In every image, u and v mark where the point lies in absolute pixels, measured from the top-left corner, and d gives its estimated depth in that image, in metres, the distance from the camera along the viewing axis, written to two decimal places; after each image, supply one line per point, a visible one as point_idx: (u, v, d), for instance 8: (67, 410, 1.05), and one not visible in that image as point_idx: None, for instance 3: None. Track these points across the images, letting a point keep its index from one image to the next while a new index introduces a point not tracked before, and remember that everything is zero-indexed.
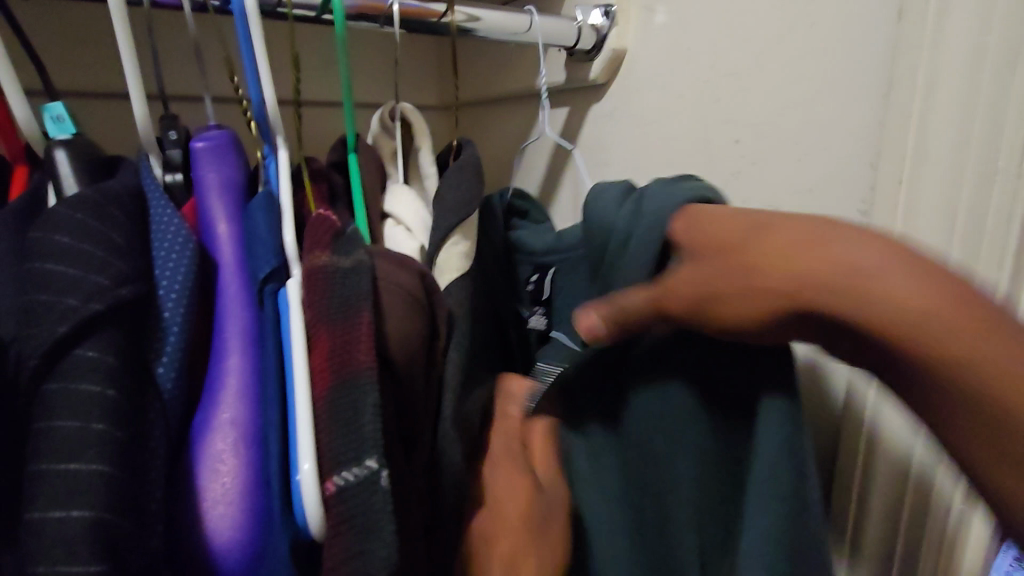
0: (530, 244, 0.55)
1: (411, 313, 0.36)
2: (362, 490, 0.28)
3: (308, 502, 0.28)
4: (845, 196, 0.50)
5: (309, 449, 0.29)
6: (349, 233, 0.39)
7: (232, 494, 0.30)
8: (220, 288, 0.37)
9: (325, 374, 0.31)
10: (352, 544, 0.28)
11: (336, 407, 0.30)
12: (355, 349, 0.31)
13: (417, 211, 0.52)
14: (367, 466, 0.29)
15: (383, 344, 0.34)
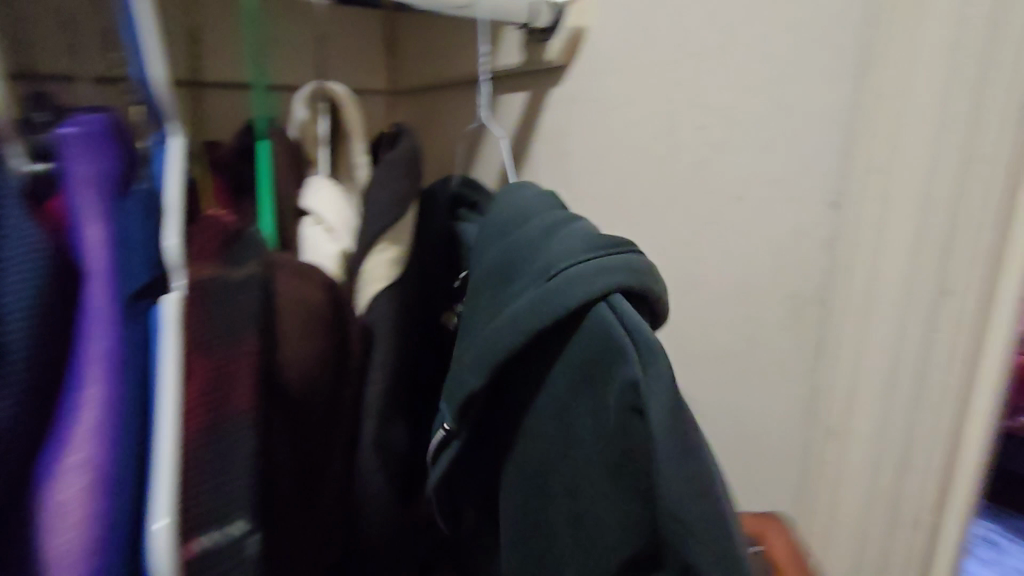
0: (468, 236, 0.49)
1: (312, 333, 0.31)
2: (224, 556, 0.25)
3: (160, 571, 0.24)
4: (813, 187, 0.47)
5: (173, 513, 0.24)
6: (246, 235, 0.34)
7: (78, 546, 0.27)
8: (85, 305, 0.31)
9: (195, 416, 0.26)
10: None
11: (201, 458, 0.25)
12: (232, 389, 0.27)
13: (341, 207, 0.43)
14: (230, 530, 0.25)
15: (271, 372, 0.30)
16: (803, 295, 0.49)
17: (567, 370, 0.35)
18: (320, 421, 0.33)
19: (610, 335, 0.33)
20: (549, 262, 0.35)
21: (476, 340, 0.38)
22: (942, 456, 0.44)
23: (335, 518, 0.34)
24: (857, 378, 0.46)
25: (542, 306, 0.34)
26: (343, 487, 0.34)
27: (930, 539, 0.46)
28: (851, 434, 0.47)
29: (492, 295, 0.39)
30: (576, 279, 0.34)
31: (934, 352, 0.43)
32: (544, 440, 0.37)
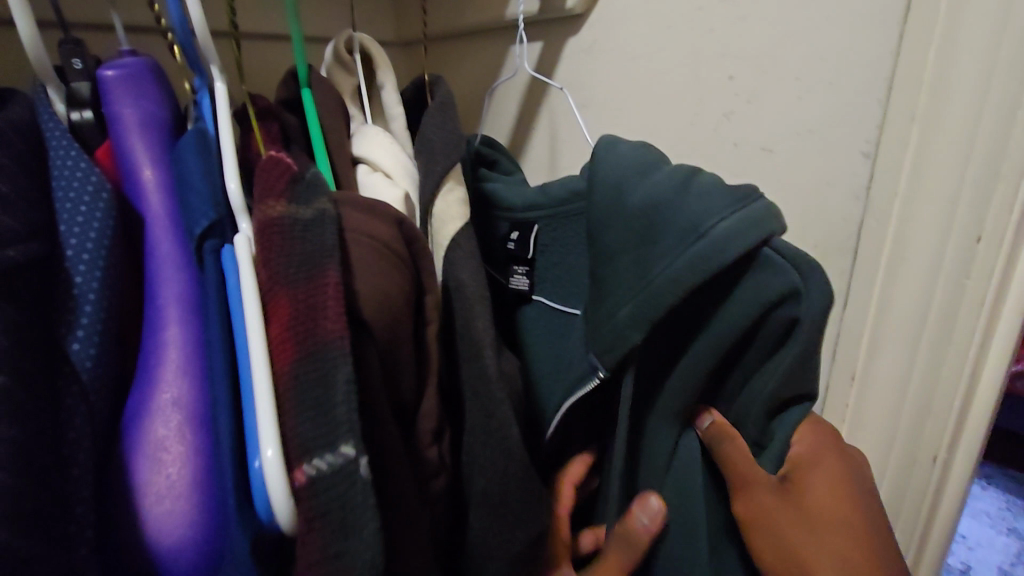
0: (509, 199, 0.49)
1: (386, 267, 0.31)
2: (335, 483, 0.24)
3: (275, 496, 0.23)
4: (846, 137, 0.47)
5: (278, 442, 0.24)
6: (306, 177, 0.33)
7: (180, 490, 0.25)
8: (150, 247, 0.31)
9: (286, 346, 0.26)
10: (330, 544, 0.23)
11: (301, 386, 0.25)
12: (321, 317, 0.26)
13: (395, 154, 0.43)
14: (343, 454, 0.24)
15: (353, 307, 0.29)
16: (830, 248, 0.50)
17: (737, 318, 0.37)
18: (408, 363, 0.32)
19: (784, 275, 0.37)
20: (694, 221, 0.37)
21: (625, 298, 0.40)
22: (960, 393, 0.48)
23: (432, 465, 0.34)
24: (881, 323, 0.49)
25: (704, 261, 0.36)
26: (436, 430, 0.34)
27: (938, 469, 0.51)
28: (872, 375, 0.50)
29: (632, 256, 0.40)
30: (734, 235, 0.36)
31: (962, 297, 0.45)
32: (685, 378, 0.40)
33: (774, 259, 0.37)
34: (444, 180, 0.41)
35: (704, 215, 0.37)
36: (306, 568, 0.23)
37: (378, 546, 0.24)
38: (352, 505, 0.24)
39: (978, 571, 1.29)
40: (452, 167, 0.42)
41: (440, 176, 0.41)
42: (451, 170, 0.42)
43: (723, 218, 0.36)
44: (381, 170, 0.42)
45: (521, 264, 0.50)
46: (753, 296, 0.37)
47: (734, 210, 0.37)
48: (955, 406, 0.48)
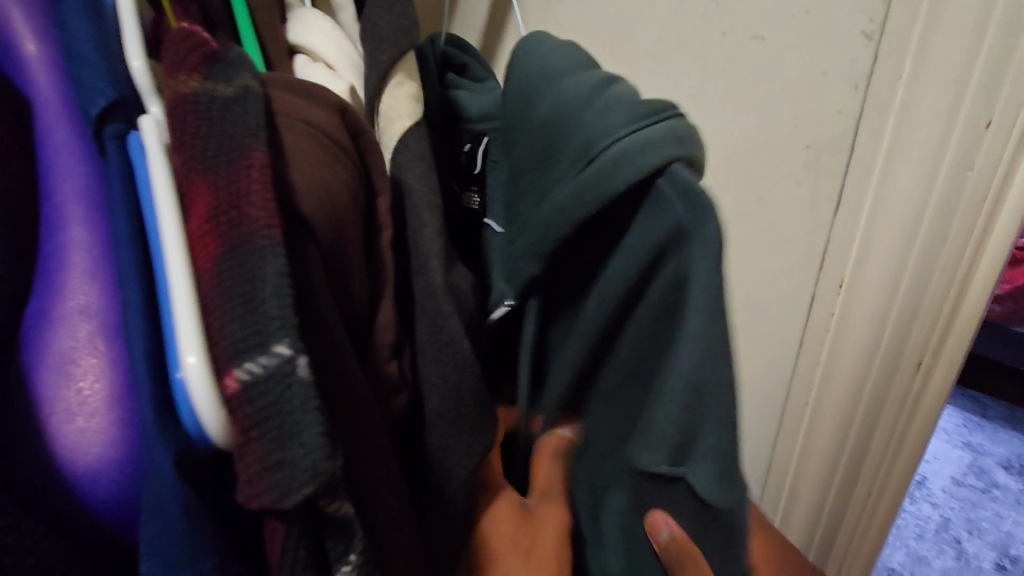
0: (467, 107, 0.45)
1: (326, 159, 0.27)
2: (275, 383, 0.21)
3: (201, 408, 0.20)
4: (847, 16, 0.42)
5: (200, 341, 0.21)
6: (227, 56, 0.27)
7: (94, 404, 0.22)
8: (41, 136, 0.26)
9: (209, 241, 0.22)
10: (270, 454, 0.21)
11: (227, 282, 0.22)
12: (247, 205, 0.22)
13: (338, 41, 0.37)
14: (278, 352, 0.21)
15: (289, 199, 0.25)
16: (822, 146, 0.46)
17: (627, 265, 0.33)
18: (358, 267, 0.28)
19: (666, 213, 0.31)
20: (589, 141, 0.32)
21: (527, 226, 0.36)
22: (953, 293, 0.47)
23: (393, 381, 0.31)
24: (873, 226, 0.46)
25: (589, 189, 0.32)
26: (396, 345, 0.31)
27: (920, 376, 0.51)
28: (859, 283, 0.48)
29: (534, 177, 0.37)
30: (620, 160, 0.31)
31: (960, 192, 0.43)
32: (584, 318, 0.36)
33: (666, 190, 0.31)
34: (393, 72, 0.35)
35: (595, 132, 0.32)
36: (248, 481, 0.21)
37: (323, 451, 0.21)
38: (288, 415, 0.21)
39: (932, 480, 1.42)
40: (401, 58, 0.35)
41: (387, 65, 0.35)
42: (402, 59, 0.36)
43: (617, 137, 0.31)
44: (323, 61, 0.36)
45: (473, 181, 0.45)
46: (638, 235, 0.32)
47: (631, 130, 0.31)
48: (945, 309, 0.48)
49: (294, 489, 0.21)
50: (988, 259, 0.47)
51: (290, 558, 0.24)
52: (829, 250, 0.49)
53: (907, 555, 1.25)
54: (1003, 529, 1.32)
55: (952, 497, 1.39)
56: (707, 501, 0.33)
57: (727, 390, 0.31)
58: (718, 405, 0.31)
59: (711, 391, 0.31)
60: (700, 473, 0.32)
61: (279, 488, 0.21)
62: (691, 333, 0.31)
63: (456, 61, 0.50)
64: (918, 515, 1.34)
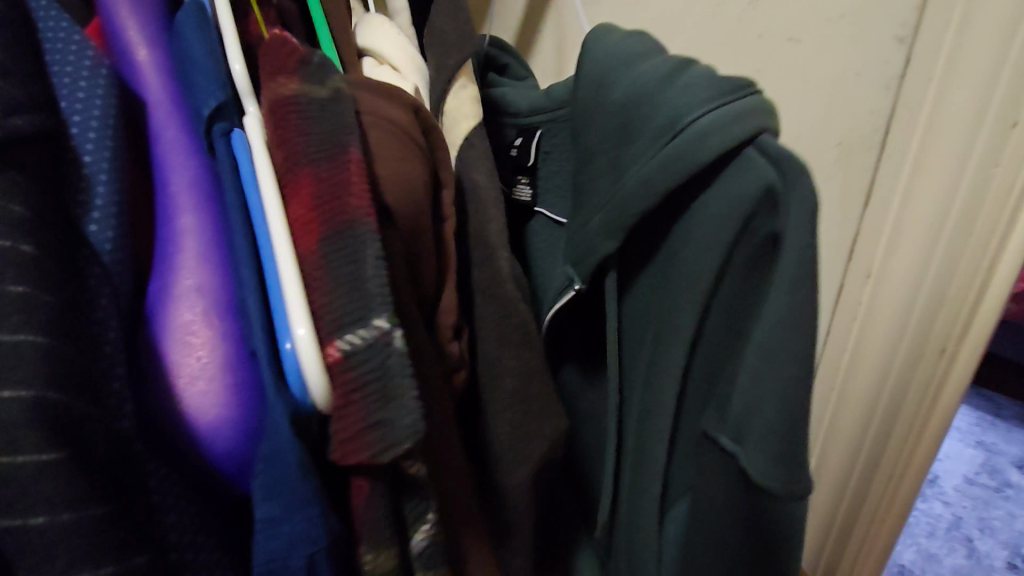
0: (513, 103, 0.47)
1: (405, 153, 0.29)
2: (376, 351, 0.24)
3: (310, 374, 0.23)
4: (878, 24, 0.44)
5: (307, 317, 0.23)
6: (314, 58, 0.30)
7: (211, 371, 0.25)
8: (154, 133, 0.29)
9: (310, 228, 0.25)
10: (373, 414, 0.24)
11: (332, 266, 0.24)
12: (349, 195, 0.25)
13: (401, 43, 0.40)
14: (379, 326, 0.24)
15: (376, 195, 0.28)
16: (856, 143, 0.48)
17: (719, 230, 0.34)
18: (429, 257, 0.31)
19: (756, 174, 0.33)
20: (673, 114, 0.35)
21: (601, 206, 0.39)
22: (977, 282, 0.49)
23: (454, 360, 0.34)
24: (901, 221, 0.48)
25: (678, 160, 0.34)
26: (457, 328, 0.34)
27: (944, 362, 0.53)
28: (886, 274, 0.51)
29: (612, 154, 0.39)
30: (710, 129, 0.33)
31: (987, 185, 0.45)
32: (664, 294, 0.39)
33: (756, 159, 0.33)
34: (457, 76, 0.38)
35: (681, 108, 0.34)
36: (350, 439, 0.24)
37: (419, 413, 0.24)
38: (387, 381, 0.24)
39: (945, 479, 1.44)
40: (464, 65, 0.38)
41: (450, 70, 0.38)
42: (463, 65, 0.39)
43: (700, 111, 0.34)
44: (389, 62, 0.39)
45: (523, 173, 0.48)
46: (722, 208, 0.34)
47: (718, 103, 0.34)
48: (970, 297, 0.49)
49: (395, 445, 0.24)
50: (1011, 252, 0.48)
51: (376, 512, 0.26)
52: (858, 246, 0.51)
53: (917, 553, 1.27)
54: (1015, 529, 1.32)
55: (964, 495, 1.40)
56: (765, 487, 0.35)
57: (790, 360, 0.33)
58: (774, 389, 0.33)
59: (770, 372, 0.33)
60: (755, 454, 0.34)
61: (384, 441, 0.23)
62: (779, 293, 0.33)
63: (497, 61, 0.53)
64: (930, 513, 1.36)
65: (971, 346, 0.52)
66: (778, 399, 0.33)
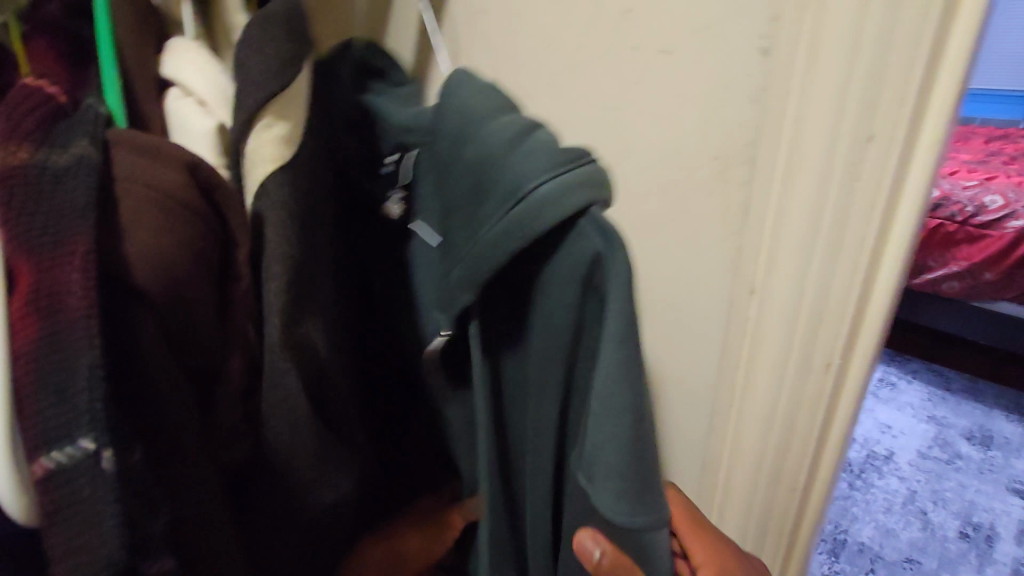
0: (389, 115, 0.41)
1: (171, 226, 0.24)
2: (73, 476, 0.22)
3: (3, 492, 0.22)
4: (742, 32, 0.43)
5: (9, 431, 0.22)
6: (77, 112, 0.27)
7: None
8: None
9: (23, 323, 0.23)
10: (70, 540, 0.22)
11: (43, 371, 0.22)
12: (65, 292, 0.23)
13: (210, 76, 0.33)
14: (81, 449, 0.22)
15: (125, 284, 0.24)
16: (731, 157, 0.46)
17: (562, 296, 0.33)
18: (206, 333, 0.27)
19: (585, 245, 0.31)
20: (512, 184, 0.32)
21: (461, 254, 0.35)
22: (854, 294, 0.46)
23: (234, 435, 0.29)
24: (777, 236, 0.46)
25: (518, 231, 0.32)
26: (249, 391, 0.30)
27: (833, 376, 0.50)
28: (768, 294, 0.48)
29: (464, 210, 0.35)
30: (546, 204, 0.31)
31: (853, 201, 0.43)
32: (535, 354, 0.36)
33: (590, 234, 0.31)
34: (256, 116, 0.28)
35: (518, 179, 0.32)
36: (55, 556, 0.22)
37: (122, 541, 0.23)
38: (87, 503, 0.23)
39: (899, 455, 1.73)
40: (273, 100, 0.29)
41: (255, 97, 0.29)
42: (268, 103, 0.29)
43: (533, 184, 0.31)
44: (195, 96, 0.33)
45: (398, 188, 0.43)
46: (567, 277, 0.32)
47: (553, 175, 0.31)
48: (845, 322, 0.48)
49: (90, 572, 0.22)
50: (890, 256, 0.45)
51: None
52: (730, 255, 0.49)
53: (875, 529, 1.52)
54: (966, 497, 1.61)
55: (918, 469, 1.69)
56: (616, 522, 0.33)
57: (623, 411, 0.32)
58: (618, 430, 0.32)
59: (604, 419, 0.32)
60: (606, 493, 0.33)
61: (76, 571, 0.22)
62: (609, 352, 0.31)
63: (376, 64, 0.45)
64: (888, 489, 1.62)
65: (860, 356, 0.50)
66: (619, 442, 0.32)
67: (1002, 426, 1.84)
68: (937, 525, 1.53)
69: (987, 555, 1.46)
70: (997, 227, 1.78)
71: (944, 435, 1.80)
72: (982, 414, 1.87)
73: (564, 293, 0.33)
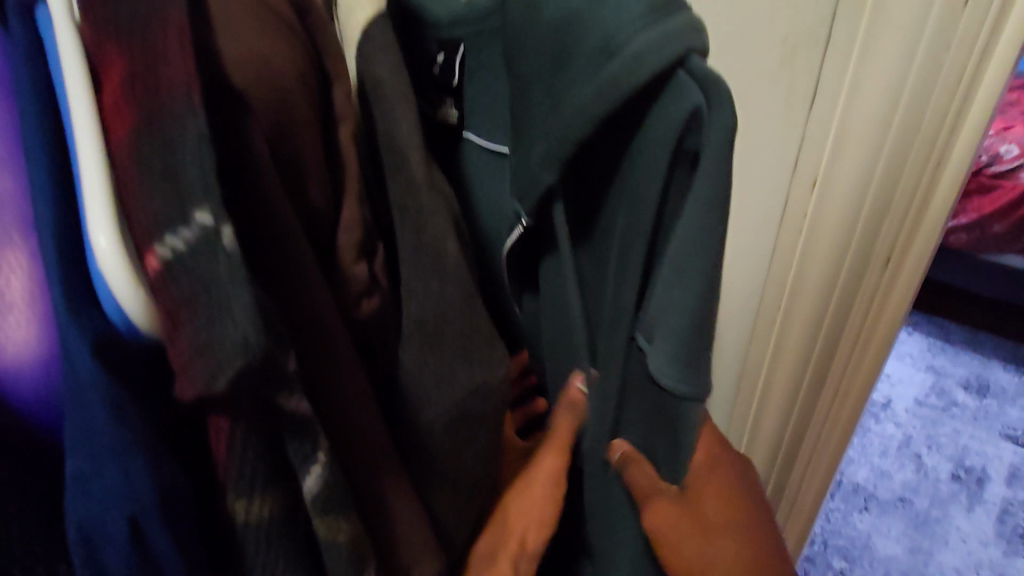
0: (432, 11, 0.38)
1: (268, 28, 0.24)
2: (197, 260, 0.20)
3: (118, 285, 0.20)
4: None
5: (116, 218, 0.20)
6: None
7: (21, 296, 0.23)
8: None
9: (119, 113, 0.21)
10: (199, 332, 0.19)
11: (142, 157, 0.20)
12: (164, 65, 0.21)
13: None
14: (200, 223, 0.20)
15: (219, 76, 0.23)
16: (802, 36, 0.42)
17: (651, 165, 0.30)
18: (313, 155, 0.26)
19: (685, 99, 0.28)
20: (606, 32, 0.29)
21: (541, 129, 0.32)
22: (925, 177, 0.46)
23: (359, 285, 0.28)
24: (848, 118, 0.44)
25: (615, 83, 0.28)
26: (364, 245, 0.28)
27: (888, 273, 0.52)
28: (831, 184, 0.47)
29: (546, 83, 0.32)
30: (645, 52, 0.28)
31: (937, 71, 0.42)
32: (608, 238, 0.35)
33: (695, 83, 0.28)
34: None
35: (613, 25, 0.28)
36: (180, 368, 0.20)
37: (256, 328, 0.20)
38: (215, 290, 0.20)
39: (897, 403, 1.75)
40: None
41: None
42: None
43: (631, 30, 0.28)
44: None
45: (449, 94, 0.40)
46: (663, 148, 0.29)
47: (650, 19, 0.28)
48: (912, 204, 0.48)
49: (225, 366, 0.19)
50: (971, 127, 0.46)
51: (240, 455, 0.23)
52: (793, 146, 0.47)
53: (870, 471, 1.55)
54: (959, 443, 1.64)
55: (913, 417, 1.71)
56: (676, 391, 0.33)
57: (698, 273, 0.30)
58: (688, 292, 0.31)
59: (678, 280, 0.31)
60: (661, 350, 0.32)
61: (208, 370, 0.19)
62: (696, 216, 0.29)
63: None
64: (882, 434, 1.65)
65: (917, 251, 0.51)
66: (685, 310, 0.31)
67: (998, 375, 1.86)
68: (931, 468, 1.57)
69: (977, 496, 1.51)
70: (1010, 177, 1.77)
71: (941, 384, 1.82)
72: (980, 364, 1.89)
73: (660, 165, 0.30)
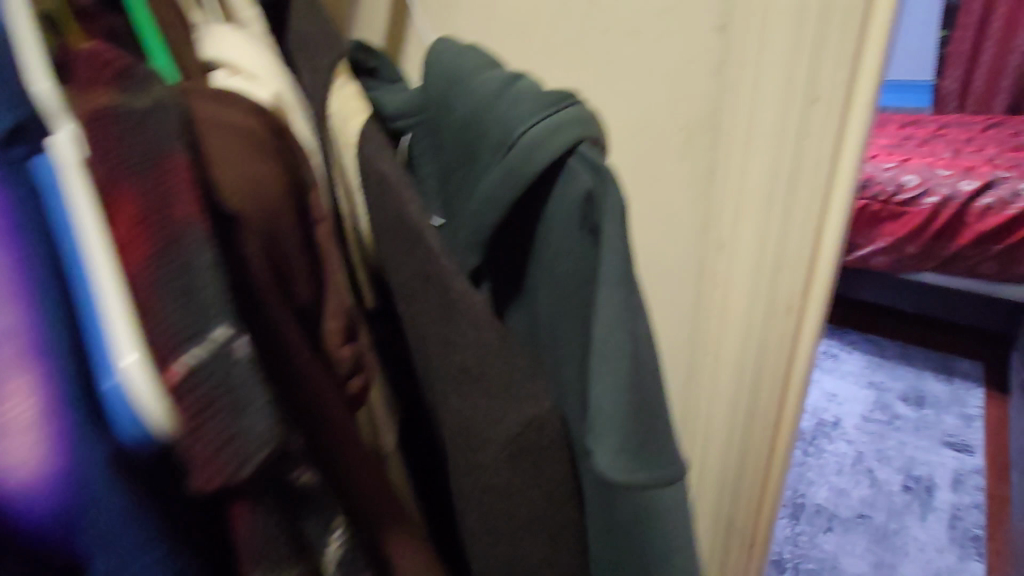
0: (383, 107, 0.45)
1: (248, 149, 0.28)
2: (215, 368, 0.24)
3: (146, 403, 0.23)
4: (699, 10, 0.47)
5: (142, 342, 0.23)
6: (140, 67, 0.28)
7: (28, 424, 0.23)
8: None
9: (136, 244, 0.25)
10: (223, 429, 0.24)
11: (162, 281, 0.24)
12: (173, 204, 0.25)
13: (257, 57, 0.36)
14: (214, 339, 0.24)
15: (214, 200, 0.27)
16: (695, 126, 0.51)
17: (563, 241, 0.35)
18: (296, 259, 0.30)
19: (575, 181, 0.33)
20: (506, 130, 0.35)
21: (464, 215, 0.38)
22: (809, 240, 0.52)
23: (347, 365, 0.33)
24: (742, 193, 0.52)
25: (514, 171, 0.34)
26: (348, 330, 0.33)
27: (794, 322, 0.57)
28: (735, 244, 0.54)
29: (464, 170, 0.39)
30: (534, 146, 0.33)
31: (805, 155, 0.48)
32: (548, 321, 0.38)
33: (581, 169, 0.33)
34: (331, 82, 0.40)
35: (507, 125, 0.35)
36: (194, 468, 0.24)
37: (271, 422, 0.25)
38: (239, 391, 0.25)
39: (846, 421, 1.87)
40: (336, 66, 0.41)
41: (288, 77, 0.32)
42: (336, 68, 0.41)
43: (523, 127, 0.34)
44: (243, 71, 0.36)
45: None
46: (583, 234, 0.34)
47: (538, 117, 0.34)
48: (802, 267, 0.53)
49: (248, 457, 0.24)
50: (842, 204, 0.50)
51: (259, 528, 0.26)
52: (700, 211, 0.55)
53: (830, 490, 1.64)
54: (907, 454, 1.75)
55: (863, 432, 1.83)
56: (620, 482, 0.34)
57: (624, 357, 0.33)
58: (620, 378, 0.33)
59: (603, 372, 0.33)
60: (607, 450, 0.33)
61: (236, 460, 0.24)
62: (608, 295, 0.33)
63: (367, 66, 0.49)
64: (838, 452, 1.75)
65: (816, 302, 0.56)
66: (620, 390, 0.33)
67: (933, 386, 1.99)
68: (884, 482, 1.66)
69: (929, 504, 1.59)
70: (913, 205, 1.93)
71: (885, 400, 1.95)
72: (914, 377, 2.03)
73: (580, 238, 0.34)
